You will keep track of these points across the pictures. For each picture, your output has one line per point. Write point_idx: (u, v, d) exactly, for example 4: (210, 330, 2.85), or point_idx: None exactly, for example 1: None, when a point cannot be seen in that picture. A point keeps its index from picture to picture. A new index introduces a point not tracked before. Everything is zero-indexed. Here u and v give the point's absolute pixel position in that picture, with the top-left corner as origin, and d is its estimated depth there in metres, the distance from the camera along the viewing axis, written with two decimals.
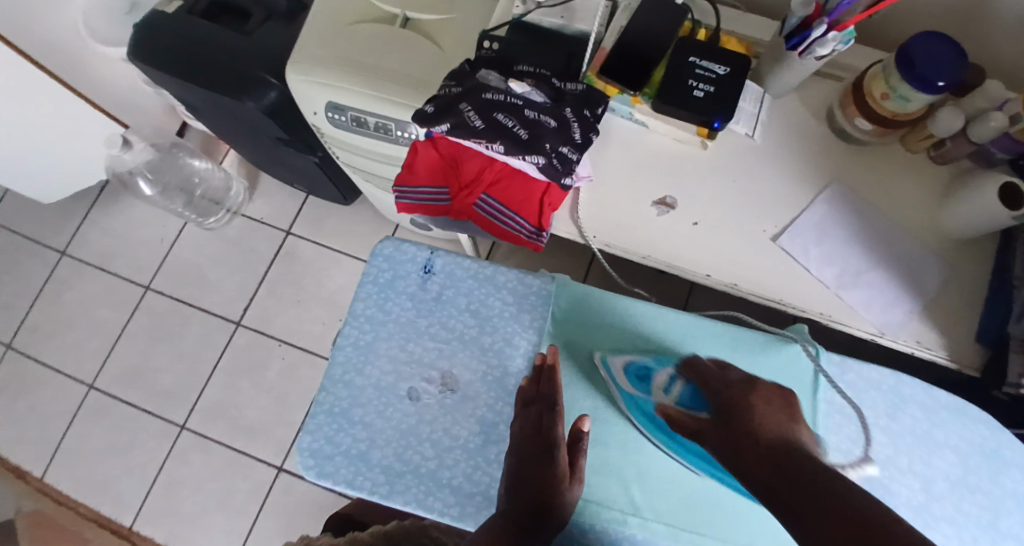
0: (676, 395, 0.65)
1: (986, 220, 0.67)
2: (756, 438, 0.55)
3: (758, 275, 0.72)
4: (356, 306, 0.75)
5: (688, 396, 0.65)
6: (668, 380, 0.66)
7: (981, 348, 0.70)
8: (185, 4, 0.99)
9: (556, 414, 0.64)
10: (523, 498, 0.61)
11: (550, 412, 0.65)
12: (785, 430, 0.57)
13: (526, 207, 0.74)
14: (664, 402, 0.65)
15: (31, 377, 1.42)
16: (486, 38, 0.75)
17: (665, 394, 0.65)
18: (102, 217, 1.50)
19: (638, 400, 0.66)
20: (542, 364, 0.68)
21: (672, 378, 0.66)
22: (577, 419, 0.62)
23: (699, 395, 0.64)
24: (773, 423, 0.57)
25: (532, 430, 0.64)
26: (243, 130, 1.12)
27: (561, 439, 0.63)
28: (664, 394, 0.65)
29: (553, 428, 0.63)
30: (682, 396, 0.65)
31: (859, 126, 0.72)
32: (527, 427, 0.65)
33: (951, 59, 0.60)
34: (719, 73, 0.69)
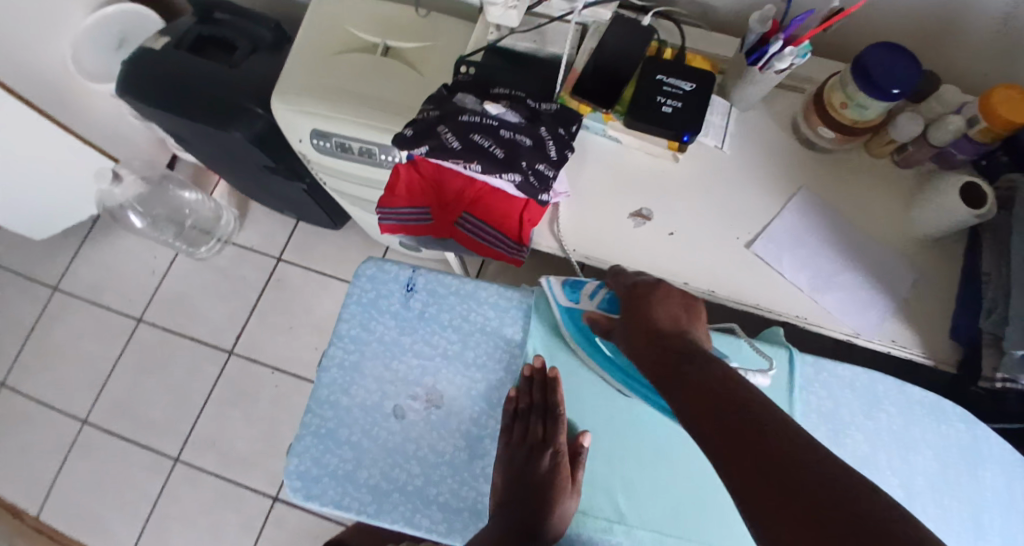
0: (598, 300, 0.72)
1: (948, 220, 0.70)
2: (659, 342, 0.59)
3: (734, 281, 0.74)
4: (341, 326, 0.76)
5: (609, 302, 0.71)
6: (595, 288, 0.72)
7: (955, 345, 0.72)
8: (172, 40, 1.02)
9: (559, 423, 0.68)
10: (530, 507, 0.65)
11: (552, 422, 0.68)
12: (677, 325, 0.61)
13: (506, 224, 0.77)
14: (589, 308, 0.71)
15: (21, 414, 1.41)
16: (464, 64, 0.78)
17: (590, 301, 0.72)
18: (94, 251, 1.51)
19: (569, 310, 0.73)
20: (537, 374, 0.70)
21: (599, 287, 0.72)
22: (579, 434, 0.68)
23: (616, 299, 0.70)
24: (668, 318, 0.61)
25: (534, 440, 0.68)
26: (232, 160, 1.14)
27: (563, 449, 0.68)
28: (590, 300, 0.72)
29: (557, 439, 0.68)
30: (603, 302, 0.71)
31: (822, 135, 0.75)
32: (528, 439, 0.68)
33: (905, 68, 0.63)
34: (686, 90, 0.72)
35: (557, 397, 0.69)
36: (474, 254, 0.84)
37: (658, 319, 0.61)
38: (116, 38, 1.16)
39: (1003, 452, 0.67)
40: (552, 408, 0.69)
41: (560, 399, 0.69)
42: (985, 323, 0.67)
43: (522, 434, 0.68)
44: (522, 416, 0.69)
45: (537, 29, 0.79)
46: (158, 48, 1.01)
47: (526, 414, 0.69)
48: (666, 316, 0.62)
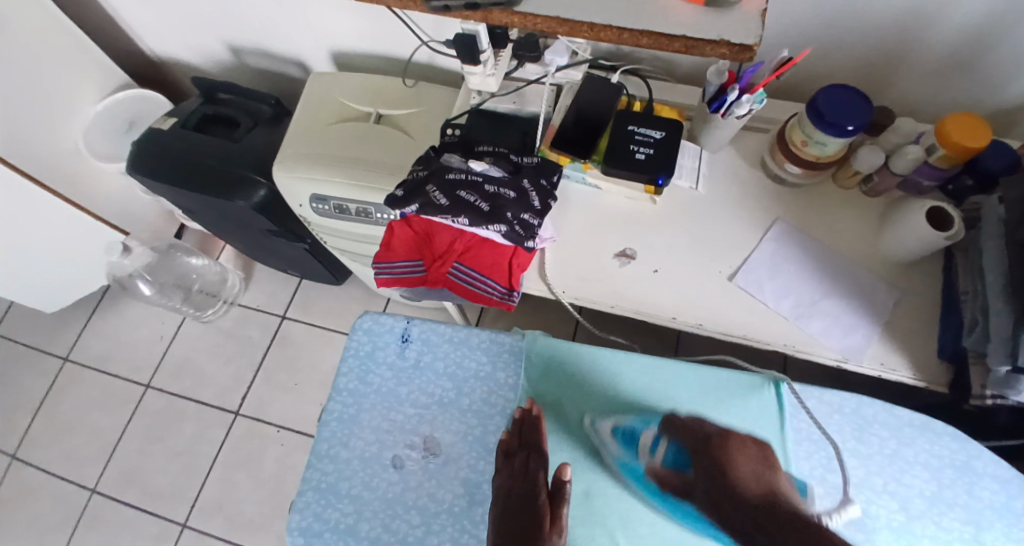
0: (661, 454, 0.70)
1: (919, 242, 0.72)
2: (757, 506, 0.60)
3: (719, 314, 0.77)
4: (339, 381, 0.78)
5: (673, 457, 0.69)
6: (653, 440, 0.71)
7: (943, 365, 0.73)
8: (179, 120, 1.10)
9: (542, 462, 0.67)
10: None
11: (535, 457, 0.68)
12: (762, 478, 0.63)
13: (496, 271, 0.80)
14: (650, 464, 0.70)
15: (30, 488, 1.41)
16: (449, 126, 0.85)
17: (652, 457, 0.70)
18: (104, 320, 1.55)
19: (627, 462, 0.71)
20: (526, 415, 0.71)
21: (658, 439, 0.71)
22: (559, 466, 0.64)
23: (684, 454, 0.69)
24: (751, 473, 0.63)
25: (518, 478, 0.66)
26: (236, 227, 1.20)
27: (543, 488, 0.65)
28: (650, 455, 0.70)
29: (539, 476, 0.66)
30: (667, 457, 0.69)
31: (789, 171, 0.80)
32: (512, 475, 0.67)
33: (855, 106, 0.68)
34: (657, 138, 0.77)
35: (540, 434, 0.69)
36: (466, 302, 0.87)
37: (741, 472, 0.63)
38: (125, 123, 1.26)
39: (1000, 468, 0.68)
40: (540, 448, 0.68)
41: (543, 435, 0.69)
42: (969, 341, 0.68)
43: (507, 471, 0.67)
44: (512, 454, 0.69)
45: (516, 92, 0.85)
46: (165, 128, 1.09)
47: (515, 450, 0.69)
48: (749, 474, 0.63)
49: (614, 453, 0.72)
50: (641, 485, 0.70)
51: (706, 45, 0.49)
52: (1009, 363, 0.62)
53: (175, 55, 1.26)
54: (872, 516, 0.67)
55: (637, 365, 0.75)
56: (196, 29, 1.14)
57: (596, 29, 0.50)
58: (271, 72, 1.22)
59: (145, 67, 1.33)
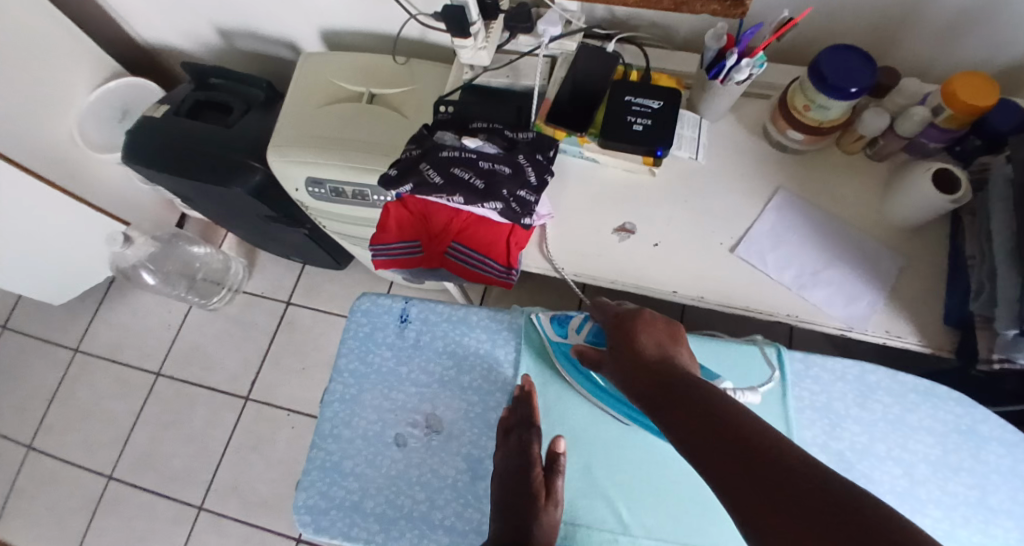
0: (585, 333, 0.72)
1: (925, 205, 0.70)
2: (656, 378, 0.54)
3: (721, 285, 0.75)
4: (340, 362, 0.79)
5: (595, 336, 0.71)
6: (581, 322, 0.73)
7: (949, 331, 0.72)
8: (172, 107, 1.09)
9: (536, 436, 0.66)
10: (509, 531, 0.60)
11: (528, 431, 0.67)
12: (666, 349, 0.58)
13: (494, 249, 0.80)
14: (574, 342, 0.72)
15: (48, 475, 1.45)
16: (443, 104, 0.84)
17: (577, 334, 0.73)
18: (110, 311, 1.57)
19: (557, 344, 0.74)
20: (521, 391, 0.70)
21: (585, 321, 0.73)
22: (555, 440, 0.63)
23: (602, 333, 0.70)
24: (653, 344, 0.58)
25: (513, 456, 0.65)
26: (235, 214, 1.19)
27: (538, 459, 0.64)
28: (575, 334, 0.73)
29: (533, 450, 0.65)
30: (589, 336, 0.71)
31: (791, 137, 0.77)
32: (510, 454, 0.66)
33: (857, 66, 0.65)
34: (654, 107, 0.75)
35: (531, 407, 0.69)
36: (466, 283, 0.86)
37: (645, 344, 0.58)
38: (119, 110, 1.24)
39: (1005, 432, 0.67)
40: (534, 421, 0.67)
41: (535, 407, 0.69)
42: (975, 305, 0.66)
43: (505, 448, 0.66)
44: (511, 431, 0.68)
45: (510, 65, 0.84)
46: (158, 115, 1.08)
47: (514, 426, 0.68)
48: (651, 343, 0.59)
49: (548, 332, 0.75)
50: (572, 367, 0.73)
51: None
52: (1017, 327, 0.60)
53: (164, 40, 1.24)
54: (874, 482, 0.66)
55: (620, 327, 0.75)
56: (184, 13, 1.12)
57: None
58: (262, 54, 1.20)
59: (135, 53, 1.32)
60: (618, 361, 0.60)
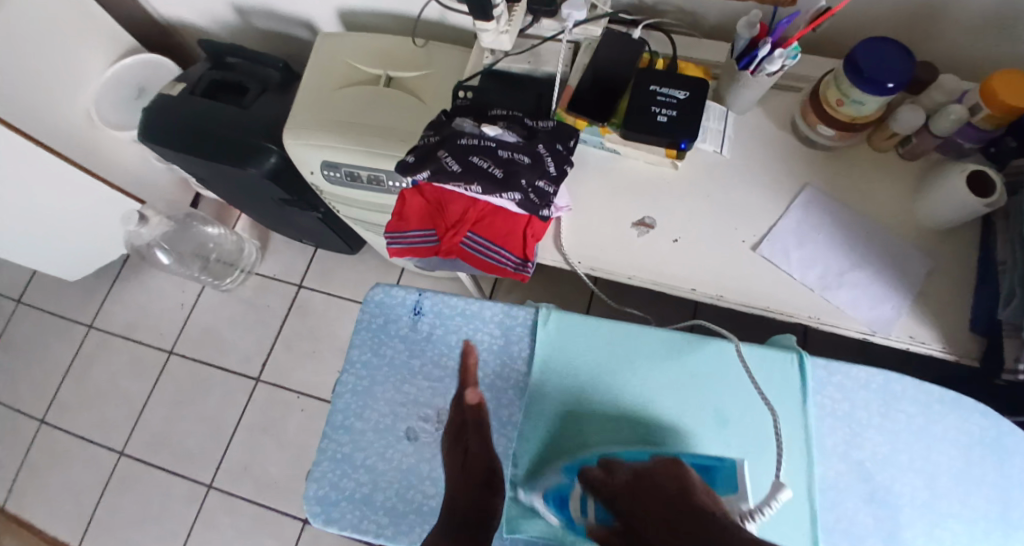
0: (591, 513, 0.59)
1: (961, 208, 0.67)
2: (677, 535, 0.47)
3: (742, 284, 0.74)
4: (353, 352, 0.78)
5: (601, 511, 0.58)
6: (581, 501, 0.61)
7: (976, 338, 0.69)
8: (187, 86, 1.08)
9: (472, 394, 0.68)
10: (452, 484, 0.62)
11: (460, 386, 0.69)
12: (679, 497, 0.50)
13: (510, 241, 0.78)
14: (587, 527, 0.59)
15: (64, 449, 1.48)
16: (461, 89, 0.82)
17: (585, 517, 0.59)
18: (125, 289, 1.58)
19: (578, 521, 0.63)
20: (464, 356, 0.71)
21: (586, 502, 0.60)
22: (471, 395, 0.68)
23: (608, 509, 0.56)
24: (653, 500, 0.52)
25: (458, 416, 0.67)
26: (249, 196, 1.19)
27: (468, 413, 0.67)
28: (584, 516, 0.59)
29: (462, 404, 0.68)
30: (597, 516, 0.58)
31: (822, 133, 0.74)
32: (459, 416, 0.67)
33: (897, 61, 0.63)
34: (680, 98, 0.73)
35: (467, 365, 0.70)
36: (479, 274, 0.85)
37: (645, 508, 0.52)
38: (135, 88, 1.24)
39: None
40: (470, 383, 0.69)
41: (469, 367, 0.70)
42: (1005, 313, 0.64)
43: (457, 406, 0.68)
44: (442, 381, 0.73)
45: (531, 51, 0.82)
46: (174, 93, 1.07)
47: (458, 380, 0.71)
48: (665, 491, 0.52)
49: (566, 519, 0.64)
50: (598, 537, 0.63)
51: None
52: None
53: (182, 18, 1.23)
54: (893, 494, 0.65)
55: (614, 342, 0.74)
56: None
57: None
58: (278, 33, 1.19)
59: (153, 31, 1.30)
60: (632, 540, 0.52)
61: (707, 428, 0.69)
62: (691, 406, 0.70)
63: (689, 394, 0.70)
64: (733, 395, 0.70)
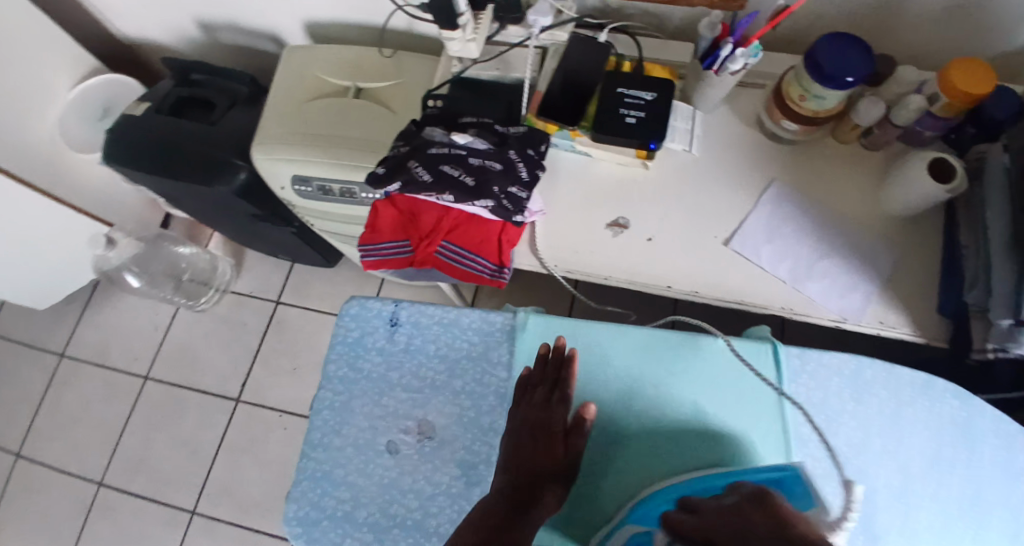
0: None
1: (922, 196, 0.69)
2: None
3: (717, 280, 0.74)
4: (329, 368, 0.77)
5: None
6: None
7: (944, 321, 0.71)
8: (152, 104, 1.05)
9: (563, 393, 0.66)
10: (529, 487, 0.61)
11: (559, 392, 0.66)
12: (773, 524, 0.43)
13: (485, 248, 0.78)
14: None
15: (38, 482, 1.42)
16: (431, 98, 0.82)
17: None
18: (97, 313, 1.53)
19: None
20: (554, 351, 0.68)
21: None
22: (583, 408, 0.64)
23: None
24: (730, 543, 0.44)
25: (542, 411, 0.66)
26: (221, 214, 1.16)
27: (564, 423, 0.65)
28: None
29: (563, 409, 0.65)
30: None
31: (786, 128, 0.76)
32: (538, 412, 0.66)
33: (855, 57, 0.64)
34: (647, 99, 0.73)
35: (568, 371, 0.66)
36: (456, 282, 0.85)
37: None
38: (101, 107, 1.21)
39: (1000, 424, 0.67)
40: (563, 381, 0.66)
41: (571, 374, 0.66)
42: (970, 297, 0.65)
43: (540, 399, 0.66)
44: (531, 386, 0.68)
45: (499, 57, 0.82)
46: (139, 113, 1.05)
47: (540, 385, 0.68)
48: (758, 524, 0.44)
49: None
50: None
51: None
52: (1012, 317, 0.59)
53: (145, 35, 1.21)
54: (870, 479, 0.66)
55: (593, 342, 0.74)
56: (164, 6, 1.08)
57: None
58: (245, 47, 1.17)
59: (115, 49, 1.28)
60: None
61: (686, 423, 0.69)
62: (673, 401, 0.70)
63: (665, 389, 0.71)
64: (709, 388, 0.70)
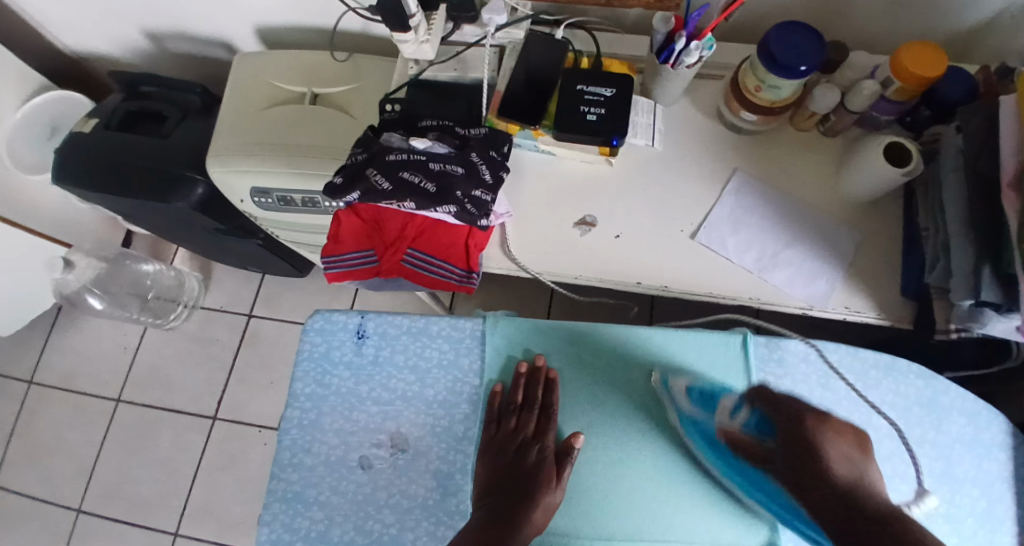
0: (741, 420, 0.62)
1: (879, 181, 0.70)
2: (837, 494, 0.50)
3: (684, 274, 0.75)
4: (296, 386, 0.75)
5: (755, 423, 0.61)
6: (735, 405, 0.64)
7: (908, 303, 0.72)
8: (100, 120, 1.02)
9: (547, 418, 0.70)
10: (507, 500, 0.65)
11: (544, 418, 0.70)
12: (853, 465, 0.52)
13: (453, 253, 0.78)
14: (729, 429, 0.63)
15: (12, 514, 1.38)
16: (388, 102, 0.80)
17: (732, 419, 0.63)
18: (61, 337, 1.48)
19: (699, 421, 0.67)
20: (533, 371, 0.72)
21: (740, 406, 0.63)
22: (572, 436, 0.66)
23: (764, 425, 0.59)
24: (846, 464, 0.51)
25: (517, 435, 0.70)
26: (182, 230, 1.13)
27: (549, 448, 0.69)
28: (731, 419, 0.63)
29: (547, 434, 0.70)
30: (748, 423, 0.61)
31: (745, 119, 0.76)
32: (518, 433, 0.70)
33: (808, 45, 0.64)
34: (607, 95, 0.73)
35: (552, 396, 0.70)
36: (425, 290, 0.84)
37: (837, 473, 0.51)
38: (47, 127, 1.15)
39: (963, 401, 0.69)
40: (546, 406, 0.70)
41: (556, 400, 0.71)
42: (931, 278, 0.66)
43: (514, 425, 0.70)
44: (503, 415, 0.71)
45: (456, 57, 0.80)
46: (87, 130, 1.01)
47: (518, 410, 0.70)
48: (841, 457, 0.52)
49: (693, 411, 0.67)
50: (703, 445, 0.67)
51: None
52: (973, 298, 0.60)
53: (92, 47, 1.16)
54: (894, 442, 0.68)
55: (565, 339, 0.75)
56: (108, 17, 1.04)
57: None
58: (198, 56, 1.14)
59: (61, 63, 1.23)
60: (795, 477, 0.53)
61: (659, 418, 0.70)
62: (647, 396, 0.71)
63: (639, 386, 0.72)
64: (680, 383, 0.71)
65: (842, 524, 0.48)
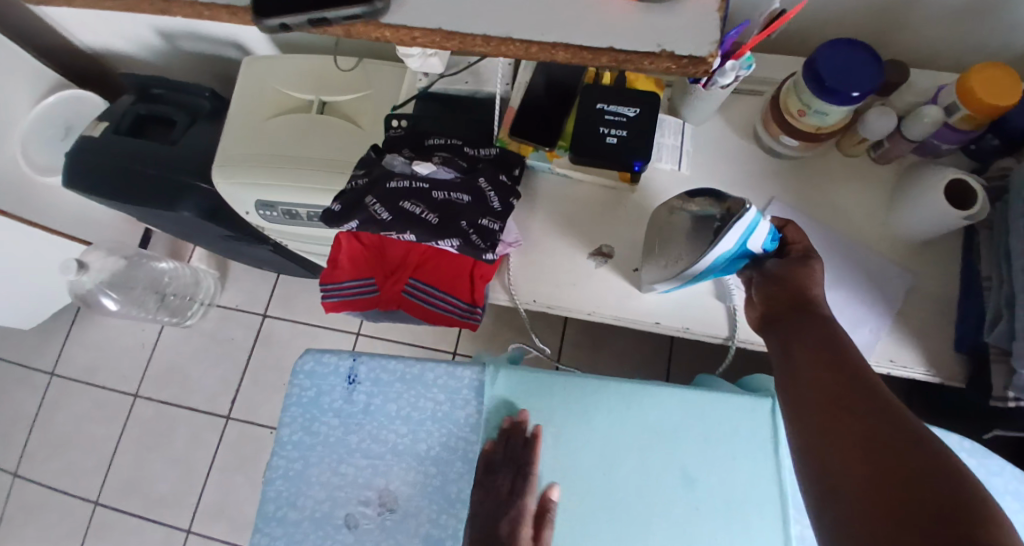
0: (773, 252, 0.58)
1: (936, 220, 0.62)
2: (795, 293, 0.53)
3: (708, 314, 0.69)
4: (283, 433, 0.73)
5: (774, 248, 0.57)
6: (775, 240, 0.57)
7: (960, 358, 0.64)
8: (111, 123, 1.00)
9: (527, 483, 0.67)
10: None
11: (521, 480, 0.67)
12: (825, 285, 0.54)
13: (457, 284, 0.74)
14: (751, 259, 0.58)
15: (36, 502, 1.41)
16: (395, 118, 0.74)
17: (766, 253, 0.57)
18: (82, 331, 1.50)
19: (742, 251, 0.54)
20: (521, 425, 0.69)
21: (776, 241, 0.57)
22: (548, 488, 0.67)
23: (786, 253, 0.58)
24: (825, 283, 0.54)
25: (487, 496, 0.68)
26: (192, 235, 1.11)
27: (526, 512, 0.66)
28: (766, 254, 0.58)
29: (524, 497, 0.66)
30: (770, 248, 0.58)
31: (785, 143, 0.68)
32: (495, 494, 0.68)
33: (865, 66, 0.56)
34: (630, 115, 0.65)
35: (532, 453, 0.67)
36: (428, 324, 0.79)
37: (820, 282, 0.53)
38: (62, 128, 1.15)
39: None
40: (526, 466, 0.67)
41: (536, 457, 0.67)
42: (990, 337, 0.58)
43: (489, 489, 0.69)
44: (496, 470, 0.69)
45: (470, 68, 0.75)
46: (97, 135, 0.99)
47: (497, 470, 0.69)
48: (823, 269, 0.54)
49: (757, 242, 0.53)
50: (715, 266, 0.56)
51: (644, 59, 0.36)
52: None
53: (107, 46, 1.14)
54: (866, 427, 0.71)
55: (581, 386, 0.70)
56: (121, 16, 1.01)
57: (492, 42, 0.36)
58: (210, 56, 1.10)
59: (78, 59, 1.20)
60: (769, 282, 0.55)
61: (673, 489, 0.66)
62: (659, 461, 0.67)
63: (654, 447, 0.67)
64: (696, 447, 0.67)
65: (788, 307, 0.52)
